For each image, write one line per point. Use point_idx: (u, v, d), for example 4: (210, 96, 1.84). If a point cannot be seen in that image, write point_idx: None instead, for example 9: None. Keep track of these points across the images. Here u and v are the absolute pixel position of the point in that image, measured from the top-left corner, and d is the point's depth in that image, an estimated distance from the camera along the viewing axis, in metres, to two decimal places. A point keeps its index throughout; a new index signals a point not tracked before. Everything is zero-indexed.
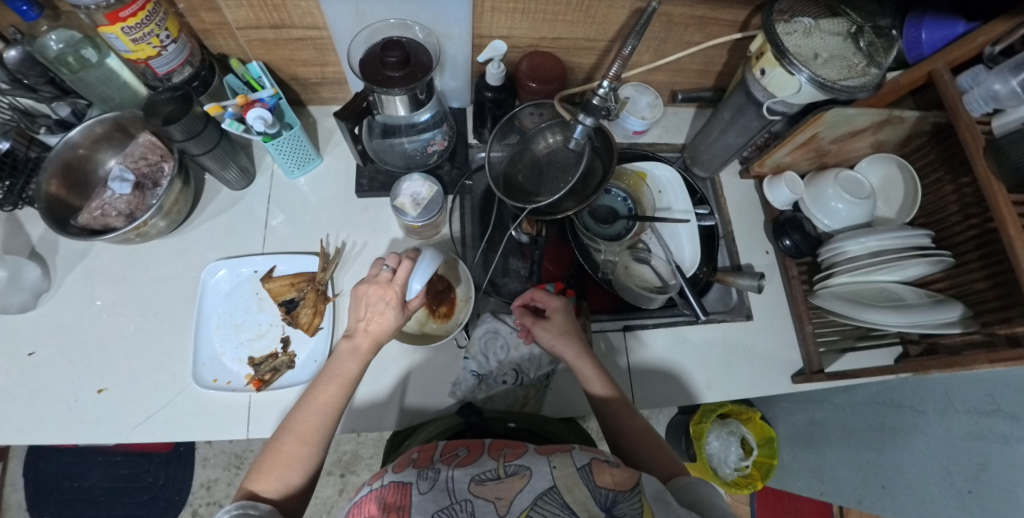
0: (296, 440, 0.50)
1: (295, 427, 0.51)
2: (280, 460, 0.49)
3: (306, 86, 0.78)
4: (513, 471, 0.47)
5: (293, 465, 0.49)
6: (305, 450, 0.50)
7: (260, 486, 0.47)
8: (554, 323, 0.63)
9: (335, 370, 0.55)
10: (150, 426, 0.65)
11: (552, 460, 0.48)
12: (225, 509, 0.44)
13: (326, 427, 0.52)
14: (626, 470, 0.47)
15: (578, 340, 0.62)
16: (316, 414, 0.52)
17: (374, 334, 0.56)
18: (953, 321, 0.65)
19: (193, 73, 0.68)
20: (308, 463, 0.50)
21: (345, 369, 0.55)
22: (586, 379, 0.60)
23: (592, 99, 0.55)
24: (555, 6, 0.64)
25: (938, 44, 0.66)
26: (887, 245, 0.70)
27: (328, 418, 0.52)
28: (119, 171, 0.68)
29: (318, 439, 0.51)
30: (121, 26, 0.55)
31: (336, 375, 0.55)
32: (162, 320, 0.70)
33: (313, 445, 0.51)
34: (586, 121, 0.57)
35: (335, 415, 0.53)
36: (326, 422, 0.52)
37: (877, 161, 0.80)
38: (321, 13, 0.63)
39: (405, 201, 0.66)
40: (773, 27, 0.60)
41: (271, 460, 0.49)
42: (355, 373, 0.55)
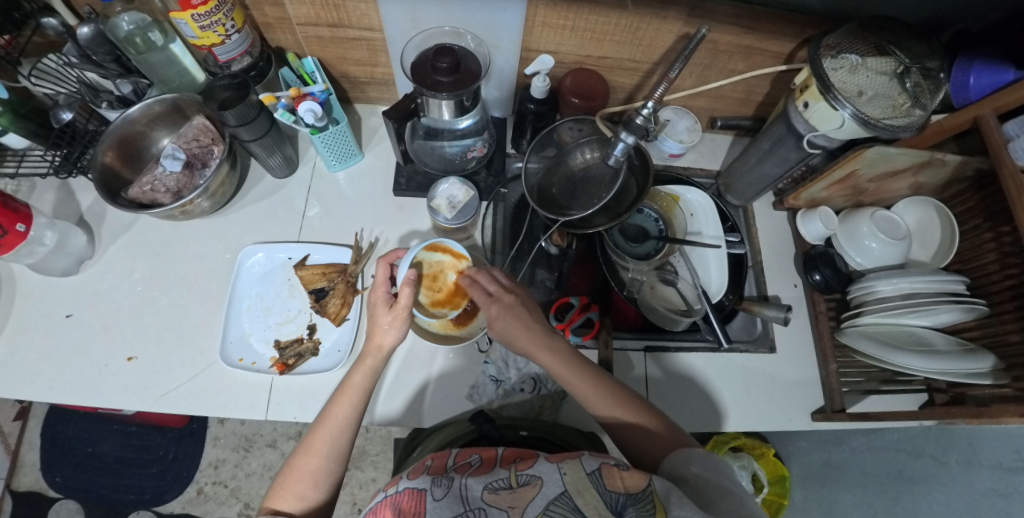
0: (308, 455, 0.51)
1: (308, 442, 0.53)
2: (293, 474, 0.50)
3: (354, 84, 0.80)
4: (525, 480, 0.47)
5: (305, 479, 0.50)
6: (316, 463, 0.51)
7: (277, 505, 0.49)
8: (497, 328, 0.58)
9: (347, 381, 0.57)
10: (175, 398, 0.67)
11: (563, 466, 0.48)
12: None
13: (341, 442, 0.53)
14: (637, 472, 0.47)
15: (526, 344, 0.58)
16: (327, 427, 0.53)
17: (382, 348, 0.57)
18: (984, 372, 0.65)
19: (251, 63, 0.70)
20: (319, 475, 0.51)
21: (354, 379, 0.56)
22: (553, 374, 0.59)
23: (635, 119, 0.56)
24: (604, 26, 0.66)
25: (986, 90, 0.65)
26: (920, 288, 0.69)
27: (338, 431, 0.53)
28: (172, 149, 0.70)
29: (331, 451, 0.52)
30: (191, 13, 0.58)
31: (347, 385, 0.56)
32: (195, 297, 0.73)
33: (325, 457, 0.52)
34: (627, 139, 0.58)
35: (347, 427, 0.54)
36: (340, 438, 0.53)
37: (915, 203, 0.79)
38: (379, 16, 0.65)
39: (441, 202, 0.68)
40: (820, 62, 0.60)
41: (288, 476, 0.51)
42: (365, 384, 0.56)
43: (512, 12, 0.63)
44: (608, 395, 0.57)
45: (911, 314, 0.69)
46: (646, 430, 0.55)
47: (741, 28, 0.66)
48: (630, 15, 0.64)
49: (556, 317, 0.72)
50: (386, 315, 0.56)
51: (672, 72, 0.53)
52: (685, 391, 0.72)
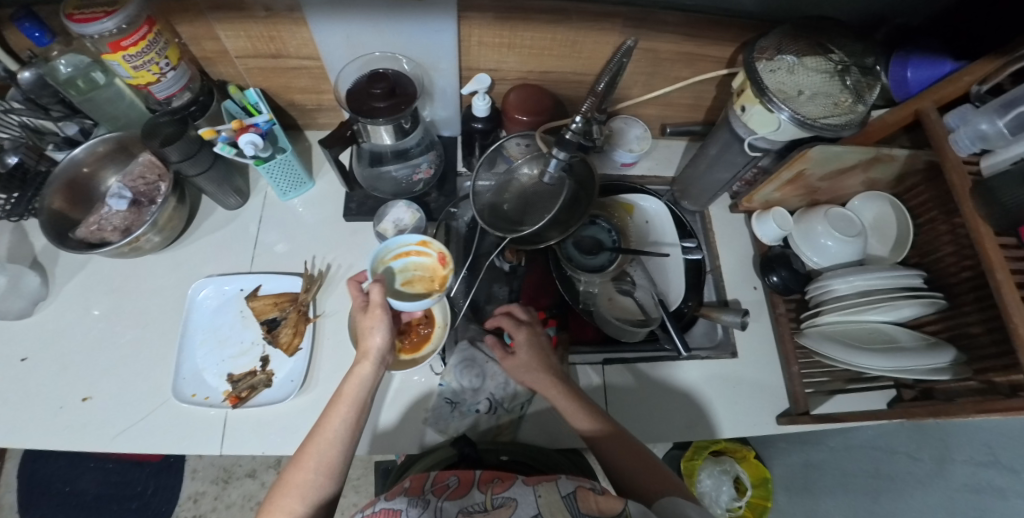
0: (297, 468, 0.51)
1: (299, 453, 0.52)
2: (289, 483, 0.50)
3: (303, 112, 0.80)
4: (500, 502, 0.51)
5: (293, 493, 0.49)
6: (303, 477, 0.50)
7: None
8: (520, 359, 0.62)
9: (341, 392, 0.56)
10: (132, 436, 0.66)
11: (537, 489, 0.52)
12: None
13: (330, 456, 0.52)
14: (611, 496, 0.50)
15: (548, 375, 0.61)
16: (317, 440, 0.52)
17: (370, 353, 0.57)
18: (944, 367, 0.65)
19: (191, 98, 0.69)
20: (307, 490, 0.50)
21: (347, 390, 0.55)
22: (570, 416, 0.59)
23: (565, 134, 0.55)
24: (542, 41, 0.66)
25: (925, 83, 0.65)
26: (876, 285, 0.69)
27: (326, 445, 0.52)
28: (117, 189, 0.70)
29: (320, 466, 0.51)
30: (123, 54, 0.58)
31: (339, 396, 0.55)
32: (150, 332, 0.72)
33: (313, 472, 0.51)
34: (559, 154, 0.56)
35: (339, 438, 0.53)
36: (328, 450, 0.52)
37: (871, 198, 0.78)
38: (316, 45, 0.66)
39: (388, 226, 0.69)
40: (755, 65, 0.61)
41: (277, 491, 0.50)
42: (359, 396, 0.55)
43: (447, 34, 0.63)
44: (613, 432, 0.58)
45: (871, 311, 0.69)
46: (640, 472, 0.55)
47: (679, 35, 0.66)
48: (566, 30, 0.64)
49: (511, 335, 0.71)
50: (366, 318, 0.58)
51: (601, 86, 0.55)
52: (649, 402, 0.71)
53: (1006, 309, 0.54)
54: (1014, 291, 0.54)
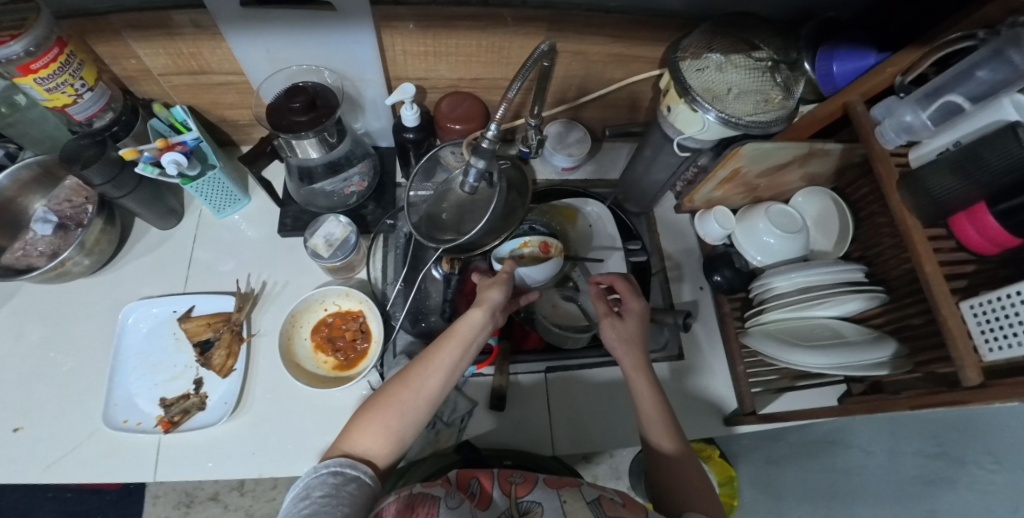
0: (404, 389, 0.49)
1: (405, 373, 0.50)
2: (386, 398, 0.48)
3: (237, 128, 0.79)
4: (524, 508, 0.46)
5: (392, 414, 0.47)
6: (408, 402, 0.48)
7: (352, 442, 0.46)
8: (625, 326, 0.59)
9: (454, 326, 0.52)
10: (63, 467, 0.64)
11: (562, 494, 0.47)
12: (320, 463, 0.44)
13: (432, 392, 0.50)
14: (632, 507, 0.48)
15: (641, 353, 0.58)
16: (424, 370, 0.50)
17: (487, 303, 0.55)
18: (885, 362, 0.64)
19: (114, 118, 0.67)
20: (407, 415, 0.48)
21: (462, 328, 0.52)
22: (638, 394, 0.55)
23: (481, 142, 0.52)
24: (467, 48, 0.66)
25: (850, 76, 0.64)
26: (816, 281, 0.68)
27: (435, 375, 0.50)
28: (42, 213, 0.70)
29: (423, 398, 0.49)
30: (33, 77, 0.56)
31: (452, 332, 0.52)
32: (83, 358, 0.70)
33: (415, 404, 0.48)
34: (478, 163, 0.54)
35: (446, 372, 0.50)
36: (433, 384, 0.50)
37: (813, 193, 0.77)
38: (237, 60, 0.65)
39: (319, 242, 0.68)
40: (678, 65, 0.60)
41: (368, 415, 0.48)
42: (471, 336, 0.52)
43: (366, 45, 0.63)
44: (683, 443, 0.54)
45: (814, 307, 0.68)
46: (680, 484, 0.52)
47: (606, 37, 0.66)
48: (490, 36, 0.64)
49: None
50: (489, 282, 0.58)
51: (512, 90, 0.49)
52: (593, 409, 0.71)
53: (934, 296, 0.53)
54: (941, 283, 0.53)
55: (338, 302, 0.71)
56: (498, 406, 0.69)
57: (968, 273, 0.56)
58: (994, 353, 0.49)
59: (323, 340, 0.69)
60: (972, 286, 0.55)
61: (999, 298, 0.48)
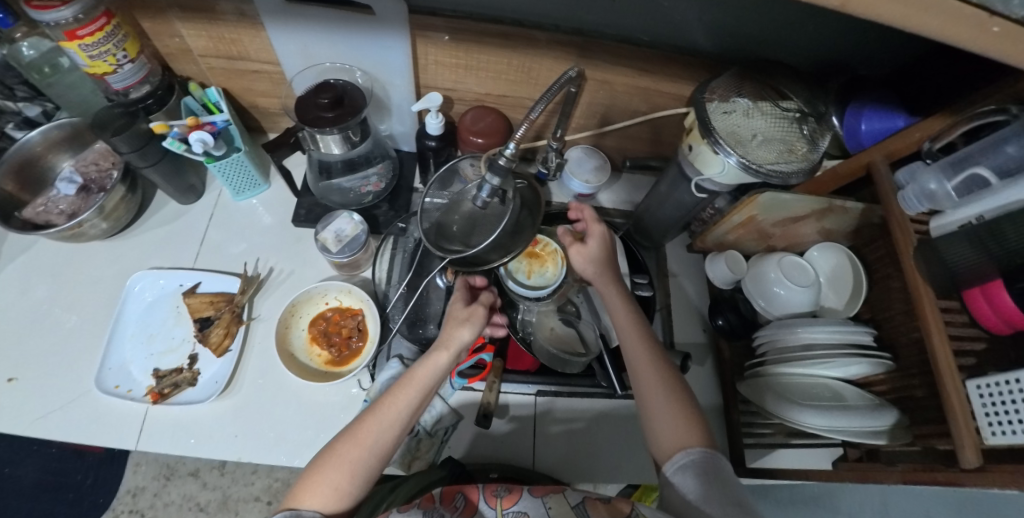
0: (354, 444, 0.48)
1: (355, 426, 0.50)
2: (334, 457, 0.48)
3: (265, 115, 0.81)
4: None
5: (344, 469, 0.47)
6: (359, 454, 0.48)
7: (305, 495, 0.46)
8: (589, 249, 0.64)
9: (411, 374, 0.53)
10: (49, 423, 0.65)
11: (547, 501, 0.48)
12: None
13: (385, 440, 0.50)
14: (620, 499, 0.48)
15: (610, 269, 0.64)
16: (377, 419, 0.50)
17: (449, 345, 0.55)
18: (882, 430, 0.63)
19: (150, 91, 0.69)
20: (358, 468, 0.48)
21: (420, 374, 0.53)
22: (615, 313, 0.61)
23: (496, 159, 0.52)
24: (498, 65, 0.67)
25: (877, 136, 0.63)
26: (820, 340, 0.67)
27: (386, 425, 0.50)
28: (68, 173, 0.74)
29: (374, 446, 0.49)
30: (78, 44, 0.58)
31: (409, 378, 0.53)
32: (85, 319, 0.72)
33: (368, 451, 0.49)
34: (491, 178, 0.54)
35: (397, 421, 0.51)
36: (385, 434, 0.50)
37: (828, 249, 0.76)
38: (273, 50, 0.67)
39: (328, 237, 0.68)
40: (703, 105, 0.60)
41: (322, 467, 0.48)
42: (428, 382, 0.53)
43: (397, 51, 0.65)
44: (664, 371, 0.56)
45: (816, 366, 0.67)
46: (674, 414, 0.52)
47: (635, 70, 0.66)
48: (520, 56, 0.65)
49: None
50: (463, 309, 0.57)
51: (534, 112, 0.47)
52: (578, 438, 0.71)
53: (940, 372, 0.52)
54: (948, 358, 0.51)
55: (338, 297, 0.72)
56: (484, 424, 0.69)
57: (977, 350, 0.55)
58: (997, 436, 0.47)
59: (318, 334, 0.70)
60: (981, 364, 0.54)
61: (1005, 382, 0.47)
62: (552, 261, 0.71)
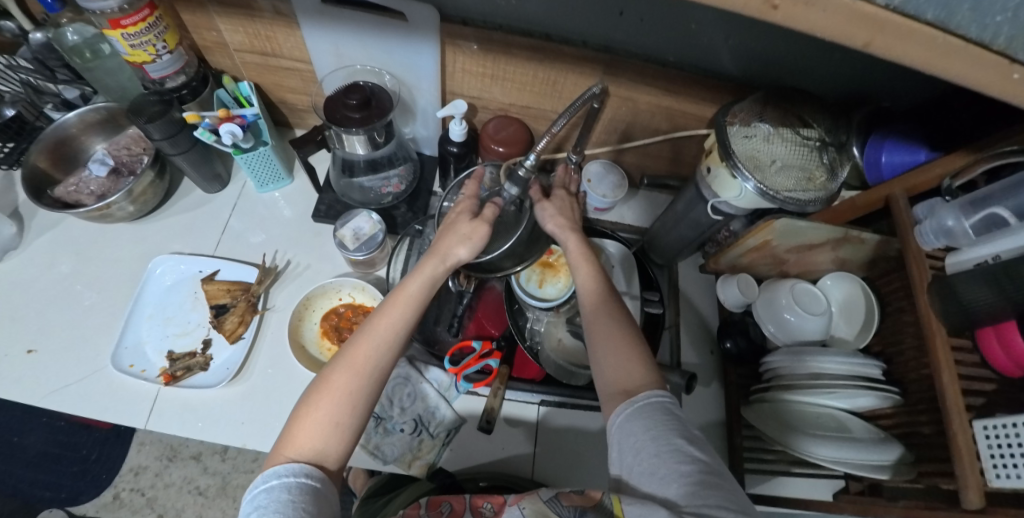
0: (349, 372, 0.49)
1: (348, 358, 0.50)
2: (329, 391, 0.48)
3: (293, 111, 0.83)
4: None
5: (343, 398, 0.48)
6: (358, 382, 0.49)
7: (305, 432, 0.47)
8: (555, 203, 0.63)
9: (397, 292, 0.55)
10: (64, 397, 0.67)
11: (523, 506, 0.45)
12: (282, 472, 0.44)
13: (381, 360, 0.51)
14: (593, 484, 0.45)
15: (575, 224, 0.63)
16: (370, 344, 0.51)
17: (443, 254, 0.55)
18: (886, 465, 0.62)
19: (185, 81, 0.71)
20: (358, 395, 0.49)
21: (408, 289, 0.55)
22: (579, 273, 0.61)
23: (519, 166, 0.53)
24: (524, 76, 0.68)
25: (898, 169, 0.63)
26: (828, 370, 0.67)
27: (381, 348, 0.51)
28: (101, 155, 0.76)
29: (369, 370, 0.50)
30: (121, 32, 0.60)
31: (398, 296, 0.54)
32: (105, 298, 0.74)
33: (366, 376, 0.50)
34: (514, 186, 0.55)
35: (389, 346, 0.52)
36: (381, 355, 0.51)
37: (842, 278, 0.76)
38: (306, 49, 0.69)
39: (347, 234, 0.70)
40: (724, 129, 0.61)
41: (319, 399, 0.48)
42: (417, 295, 0.55)
43: (427, 57, 0.66)
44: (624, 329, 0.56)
45: (823, 394, 0.67)
46: (620, 355, 0.54)
47: (659, 90, 0.67)
48: (546, 69, 0.66)
49: (451, 360, 0.70)
50: (467, 225, 0.55)
51: (556, 124, 0.48)
52: (578, 450, 0.71)
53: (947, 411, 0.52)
54: (957, 397, 0.51)
55: (352, 294, 0.73)
56: (486, 429, 0.70)
57: (986, 391, 0.54)
58: (1001, 479, 0.47)
59: (330, 327, 0.71)
60: (989, 406, 0.53)
61: (1013, 425, 0.47)
62: (564, 272, 0.72)
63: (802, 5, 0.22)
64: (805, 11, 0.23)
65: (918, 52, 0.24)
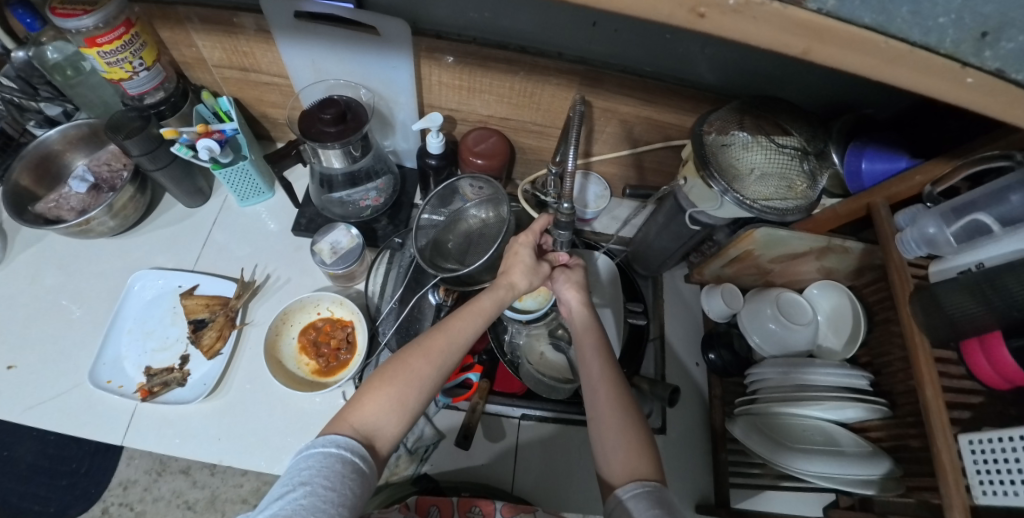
0: (423, 357, 0.51)
1: (424, 344, 0.52)
2: (403, 373, 0.49)
3: (275, 125, 0.84)
4: None
5: (414, 382, 0.49)
6: (430, 370, 0.51)
7: (371, 403, 0.47)
8: (573, 274, 0.65)
9: (473, 302, 0.57)
10: (41, 413, 0.66)
11: None
12: (336, 440, 0.44)
13: (450, 359, 0.53)
14: None
15: (586, 296, 0.64)
16: (445, 338, 0.53)
17: (514, 283, 0.59)
18: (874, 480, 0.61)
19: (164, 97, 0.71)
20: (425, 383, 0.50)
21: (483, 302, 0.57)
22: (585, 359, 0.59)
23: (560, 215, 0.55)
24: (501, 88, 0.68)
25: (879, 178, 0.61)
26: (813, 382, 0.66)
27: (454, 346, 0.53)
28: (81, 172, 0.76)
29: (441, 361, 0.52)
30: (97, 50, 0.60)
31: (475, 306, 0.56)
32: (87, 313, 0.73)
33: (436, 367, 0.51)
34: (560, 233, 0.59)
35: (461, 346, 0.54)
36: (452, 351, 0.53)
37: (829, 288, 0.74)
38: (284, 64, 0.69)
39: (324, 247, 0.70)
40: (702, 139, 0.61)
41: (393, 371, 0.50)
42: (490, 310, 0.57)
43: (403, 70, 0.66)
44: (629, 419, 0.53)
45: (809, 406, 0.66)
46: (630, 458, 0.50)
47: (636, 100, 0.67)
48: (522, 80, 0.66)
49: None
50: (531, 261, 0.60)
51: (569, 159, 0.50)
52: (562, 468, 0.69)
53: (933, 426, 0.50)
54: (940, 413, 0.50)
55: (331, 308, 0.72)
56: (464, 444, 0.68)
57: (972, 403, 0.53)
58: (987, 496, 0.45)
59: (308, 342, 0.71)
60: (976, 419, 0.52)
61: (1000, 439, 0.45)
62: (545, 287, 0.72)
63: (731, 13, 0.22)
64: (736, 20, 0.22)
65: (861, 59, 0.23)
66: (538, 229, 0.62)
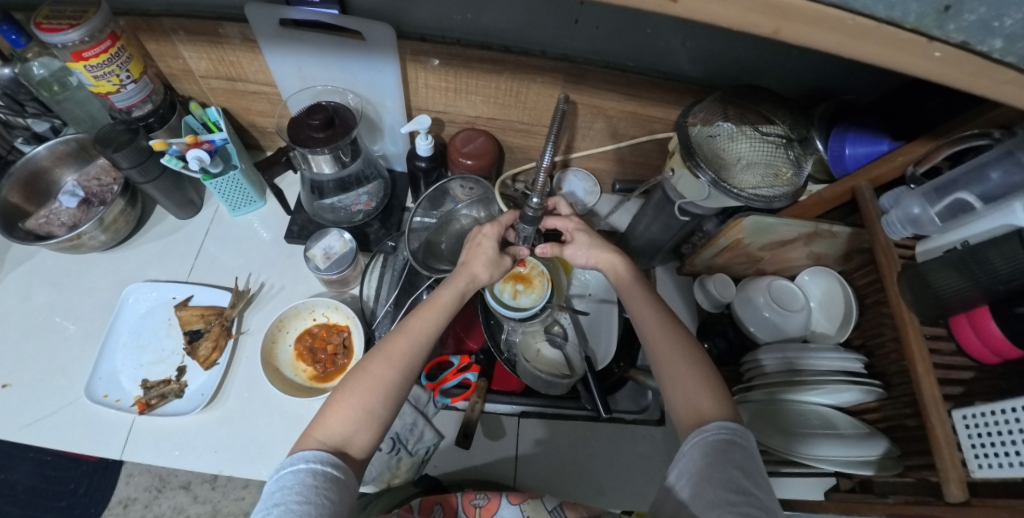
0: (383, 362, 0.50)
1: (384, 349, 0.52)
2: (366, 380, 0.49)
3: (264, 134, 0.84)
4: None
5: (377, 388, 0.49)
6: (392, 373, 0.50)
7: (335, 415, 0.47)
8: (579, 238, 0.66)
9: (433, 297, 0.57)
10: (36, 430, 0.66)
11: (524, 506, 0.59)
12: (305, 456, 0.44)
13: (414, 357, 0.52)
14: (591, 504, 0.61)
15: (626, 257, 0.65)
16: (406, 339, 0.53)
17: (475, 275, 0.60)
18: (871, 461, 0.61)
19: (152, 109, 0.71)
20: (391, 387, 0.50)
21: (442, 296, 0.57)
22: (638, 310, 0.60)
23: (527, 210, 0.56)
24: (487, 88, 0.68)
25: (862, 161, 0.62)
26: (807, 366, 0.66)
27: (416, 346, 0.53)
28: (71, 187, 0.76)
29: (404, 364, 0.51)
30: (84, 64, 0.60)
31: (435, 302, 0.56)
32: (80, 328, 0.73)
33: (400, 370, 0.51)
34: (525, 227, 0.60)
35: (423, 345, 0.53)
36: (416, 350, 0.53)
37: (819, 273, 0.76)
38: (270, 72, 0.69)
39: (317, 253, 0.70)
40: (684, 132, 0.61)
41: (354, 381, 0.49)
42: (450, 302, 0.57)
43: (388, 73, 0.67)
44: (697, 366, 0.53)
45: (805, 388, 0.66)
46: (687, 384, 0.51)
47: (620, 95, 0.68)
48: (507, 80, 0.66)
49: (427, 376, 0.72)
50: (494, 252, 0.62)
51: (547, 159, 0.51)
52: (562, 464, 0.69)
53: (925, 405, 0.51)
54: (933, 389, 0.50)
55: (326, 313, 0.73)
56: (464, 443, 0.68)
57: (964, 380, 0.53)
58: (983, 469, 0.46)
59: (304, 349, 0.71)
60: (968, 394, 0.52)
61: (990, 411, 0.45)
62: (537, 283, 0.70)
63: None
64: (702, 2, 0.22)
65: (828, 37, 0.22)
66: (504, 222, 0.63)
